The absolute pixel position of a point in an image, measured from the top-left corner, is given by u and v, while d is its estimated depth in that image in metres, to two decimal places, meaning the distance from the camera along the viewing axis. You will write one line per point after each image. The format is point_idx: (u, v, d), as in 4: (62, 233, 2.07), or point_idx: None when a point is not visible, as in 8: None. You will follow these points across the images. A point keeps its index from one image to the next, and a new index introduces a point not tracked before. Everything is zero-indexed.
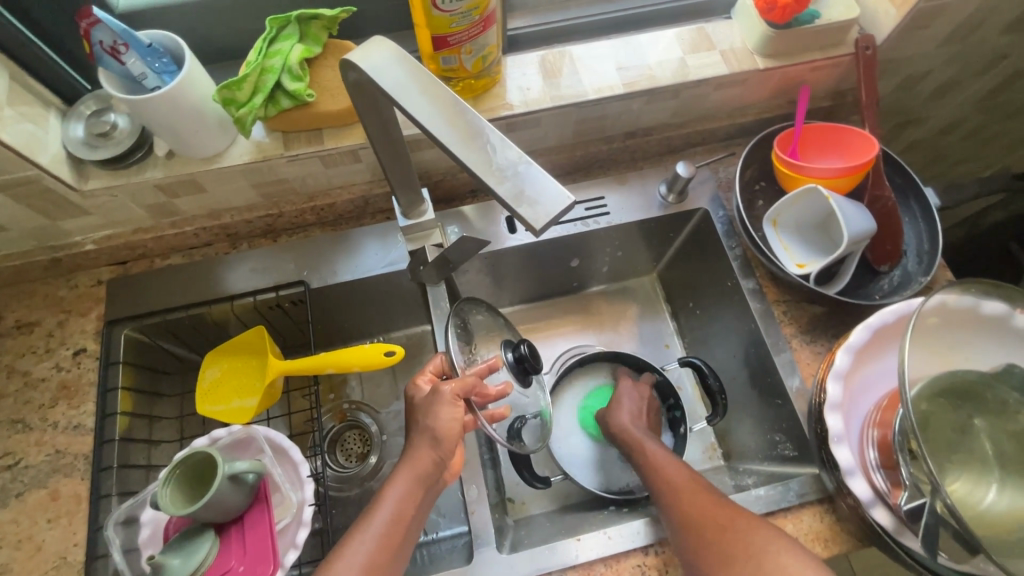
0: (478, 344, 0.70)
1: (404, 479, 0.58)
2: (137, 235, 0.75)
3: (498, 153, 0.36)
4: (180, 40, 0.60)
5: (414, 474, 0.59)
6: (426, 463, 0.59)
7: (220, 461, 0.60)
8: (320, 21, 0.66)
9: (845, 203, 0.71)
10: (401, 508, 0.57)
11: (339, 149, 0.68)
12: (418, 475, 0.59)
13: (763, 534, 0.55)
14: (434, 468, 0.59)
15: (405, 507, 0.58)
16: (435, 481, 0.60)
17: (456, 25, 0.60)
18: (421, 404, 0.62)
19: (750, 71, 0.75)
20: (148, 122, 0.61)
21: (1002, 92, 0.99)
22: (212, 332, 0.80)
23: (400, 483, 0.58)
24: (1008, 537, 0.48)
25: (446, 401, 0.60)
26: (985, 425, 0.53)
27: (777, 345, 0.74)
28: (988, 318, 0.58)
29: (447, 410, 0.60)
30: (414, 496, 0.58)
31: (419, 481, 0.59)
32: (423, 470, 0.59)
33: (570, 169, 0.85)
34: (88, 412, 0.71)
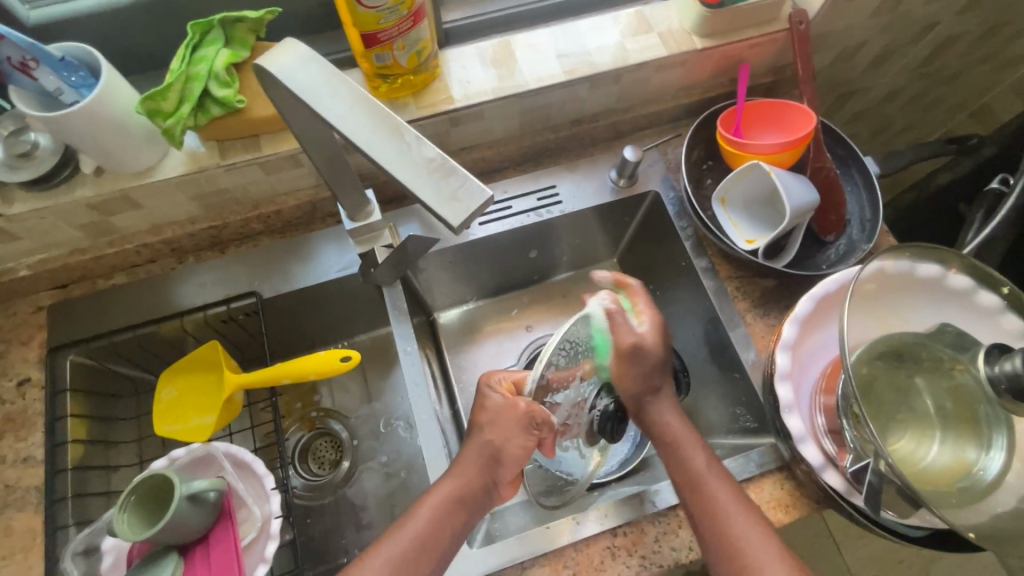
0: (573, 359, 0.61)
1: (447, 490, 0.60)
2: (76, 256, 0.73)
3: (416, 150, 0.36)
4: (96, 51, 0.58)
5: (458, 489, 0.60)
6: (472, 477, 0.61)
7: (176, 482, 0.59)
8: (245, 23, 0.64)
9: (787, 177, 0.72)
10: (440, 524, 0.58)
11: (278, 155, 0.67)
12: (461, 488, 0.60)
13: (738, 503, 0.59)
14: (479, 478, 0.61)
15: (441, 525, 0.58)
16: (483, 495, 0.61)
17: (385, 21, 0.59)
18: (491, 409, 0.63)
19: (688, 52, 0.75)
20: (70, 139, 0.59)
21: (937, 58, 1.02)
22: (165, 352, 0.78)
23: (442, 497, 0.60)
24: (947, 489, 0.50)
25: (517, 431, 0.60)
26: (925, 383, 0.55)
27: (732, 320, 0.75)
28: (923, 280, 0.60)
29: (513, 421, 0.60)
30: (455, 513, 0.59)
31: (462, 493, 0.60)
32: (467, 487, 0.60)
33: (521, 160, 0.85)
34: (37, 443, 0.68)
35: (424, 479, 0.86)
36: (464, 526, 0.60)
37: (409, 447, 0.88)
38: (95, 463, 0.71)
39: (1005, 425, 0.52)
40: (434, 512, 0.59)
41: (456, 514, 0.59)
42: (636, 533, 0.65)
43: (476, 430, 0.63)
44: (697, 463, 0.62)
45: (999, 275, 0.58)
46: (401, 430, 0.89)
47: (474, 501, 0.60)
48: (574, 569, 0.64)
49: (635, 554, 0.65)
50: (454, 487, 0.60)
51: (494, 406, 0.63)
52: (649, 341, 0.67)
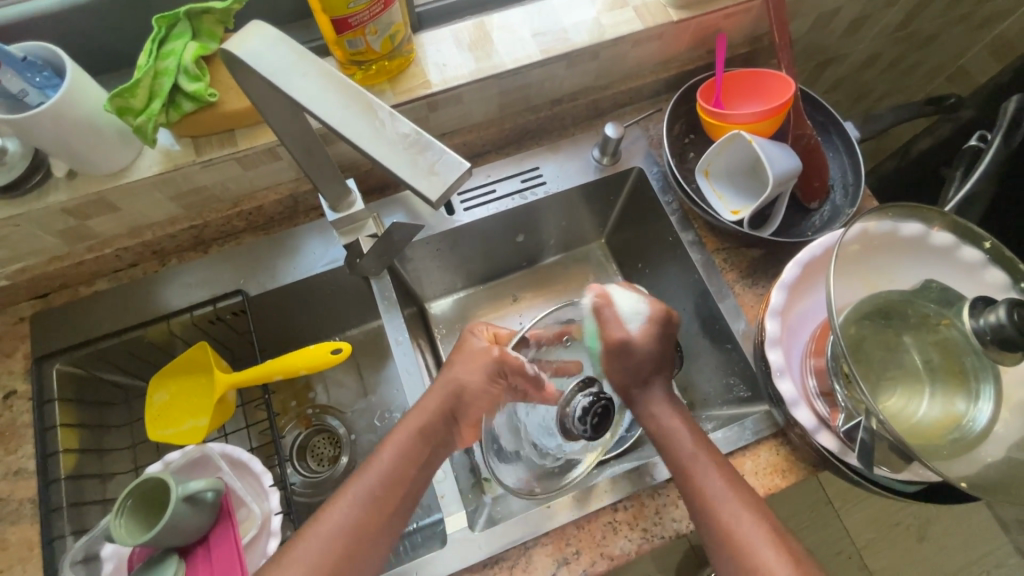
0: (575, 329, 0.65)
1: (410, 423, 0.61)
2: (54, 264, 0.71)
3: (390, 127, 0.35)
4: (59, 50, 0.56)
5: (420, 425, 0.61)
6: (432, 414, 0.62)
7: (172, 483, 0.58)
8: (212, 15, 0.62)
9: (768, 145, 0.72)
10: (398, 461, 0.59)
11: (255, 149, 0.66)
12: (422, 423, 0.61)
13: (723, 482, 0.58)
14: (438, 412, 0.62)
15: (398, 468, 0.59)
16: (442, 434, 0.62)
17: (355, 5, 0.58)
18: (467, 350, 0.65)
19: (665, 25, 0.75)
20: (38, 142, 0.57)
21: (912, 21, 1.02)
22: (154, 356, 0.77)
23: (401, 437, 0.61)
24: (938, 442, 0.51)
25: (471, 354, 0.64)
26: (913, 339, 0.56)
27: (721, 292, 0.75)
28: (906, 238, 0.61)
29: (481, 364, 0.63)
30: (415, 451, 0.60)
31: (422, 432, 0.61)
32: (427, 421, 0.61)
33: (502, 143, 0.84)
34: (28, 455, 0.68)
35: None
36: (422, 460, 0.61)
37: None
38: (89, 472, 0.70)
39: (992, 375, 0.53)
40: (392, 454, 0.59)
41: (415, 449, 0.60)
42: (637, 506, 0.66)
43: (445, 368, 0.64)
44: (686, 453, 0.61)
45: (981, 230, 0.59)
46: (399, 422, 0.89)
47: (437, 437, 0.62)
48: (577, 546, 0.64)
49: (637, 527, 0.65)
50: (415, 427, 0.61)
51: (469, 349, 0.64)
52: (638, 341, 0.66)
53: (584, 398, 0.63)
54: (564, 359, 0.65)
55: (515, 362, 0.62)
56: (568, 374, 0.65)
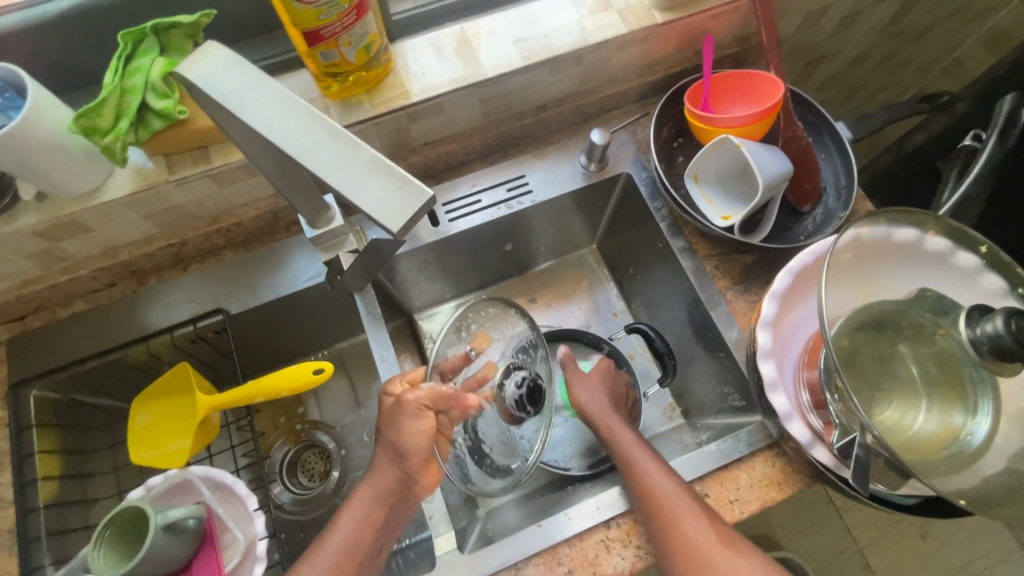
0: (483, 344, 0.69)
1: (365, 495, 0.61)
2: (27, 288, 0.69)
3: (351, 153, 0.33)
4: (18, 68, 0.54)
5: (374, 492, 0.60)
6: (388, 480, 0.61)
7: (151, 512, 0.57)
8: (180, 30, 0.61)
9: (758, 149, 0.70)
10: (359, 527, 0.59)
11: (229, 166, 0.64)
12: (379, 493, 0.60)
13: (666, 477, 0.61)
14: (393, 474, 0.61)
15: (360, 531, 0.59)
16: (402, 495, 0.61)
17: (325, 16, 0.56)
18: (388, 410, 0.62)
19: (649, 28, 0.73)
20: (2, 165, 0.55)
21: (904, 16, 1.00)
22: (135, 377, 0.75)
23: (357, 505, 0.60)
24: (934, 457, 0.49)
25: (411, 411, 0.60)
26: (909, 350, 0.54)
27: (713, 300, 0.74)
28: (900, 244, 0.59)
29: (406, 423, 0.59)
30: (374, 516, 0.60)
31: (379, 500, 0.60)
32: (384, 487, 0.60)
33: (487, 151, 0.82)
34: (6, 483, 0.66)
35: None
36: (388, 523, 0.60)
37: None
38: (71, 499, 0.68)
39: (990, 387, 0.51)
40: (356, 522, 0.59)
41: (376, 515, 0.60)
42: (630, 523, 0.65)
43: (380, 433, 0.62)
44: (645, 464, 0.63)
45: (976, 234, 0.57)
46: None
47: (397, 497, 0.61)
48: (569, 565, 0.63)
49: (630, 545, 0.64)
50: (369, 499, 0.60)
51: (387, 406, 0.62)
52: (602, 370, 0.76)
53: (513, 382, 0.67)
54: (477, 371, 0.68)
55: (443, 394, 0.61)
56: (488, 382, 0.68)
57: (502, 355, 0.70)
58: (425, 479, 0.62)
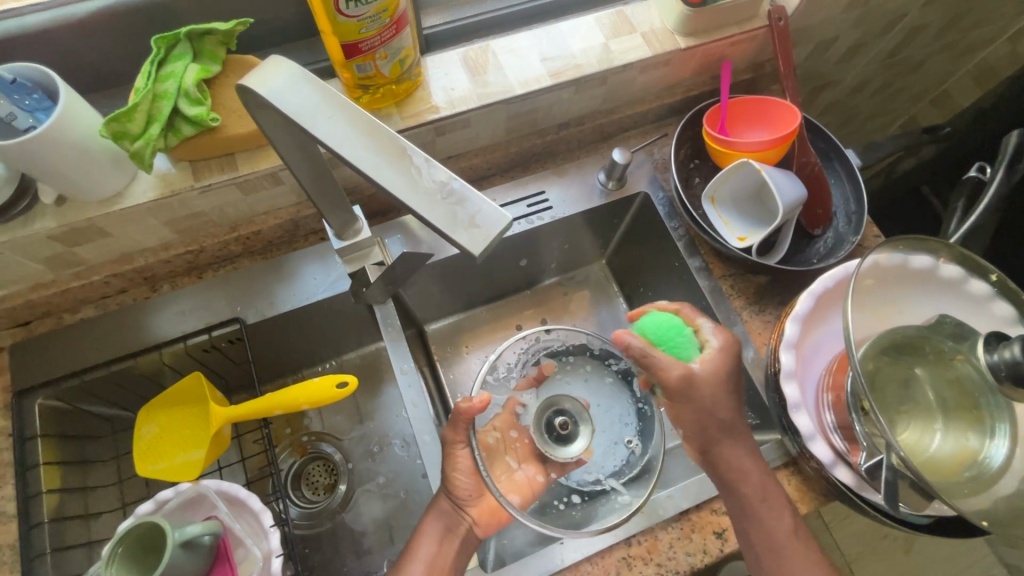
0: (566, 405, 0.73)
1: (434, 530, 0.62)
2: (36, 292, 0.67)
3: (426, 175, 0.34)
4: (53, 72, 0.53)
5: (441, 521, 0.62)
6: (446, 508, 0.63)
7: (168, 529, 0.55)
8: (214, 36, 0.60)
9: (776, 174, 0.72)
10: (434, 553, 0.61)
11: (256, 174, 0.63)
12: (445, 521, 0.63)
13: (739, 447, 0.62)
14: (456, 516, 0.63)
15: (436, 558, 0.61)
16: (463, 530, 0.62)
17: (366, 30, 0.56)
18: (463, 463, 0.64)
19: (673, 52, 0.75)
20: (28, 169, 0.54)
21: (904, 49, 1.04)
22: (144, 387, 0.73)
23: (428, 534, 0.62)
24: (953, 478, 0.51)
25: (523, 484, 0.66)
26: (926, 374, 0.56)
27: (729, 319, 0.75)
28: (916, 271, 0.61)
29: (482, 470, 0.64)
30: (445, 544, 0.61)
31: (441, 530, 0.62)
32: (448, 516, 0.63)
33: (507, 166, 0.83)
34: (8, 496, 0.64)
35: (425, 497, 0.83)
36: (460, 556, 0.61)
37: (407, 466, 0.85)
38: (73, 513, 0.66)
39: (1006, 413, 0.53)
40: (432, 549, 0.61)
41: (448, 550, 0.61)
42: (651, 540, 0.65)
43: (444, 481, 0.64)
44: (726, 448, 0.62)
45: (987, 263, 0.59)
46: (398, 449, 0.86)
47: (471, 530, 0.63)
48: None
49: (651, 563, 0.64)
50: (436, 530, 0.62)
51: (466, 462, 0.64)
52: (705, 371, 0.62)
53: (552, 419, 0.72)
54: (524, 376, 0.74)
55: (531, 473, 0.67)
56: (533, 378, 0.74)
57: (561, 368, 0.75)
58: (481, 518, 0.63)
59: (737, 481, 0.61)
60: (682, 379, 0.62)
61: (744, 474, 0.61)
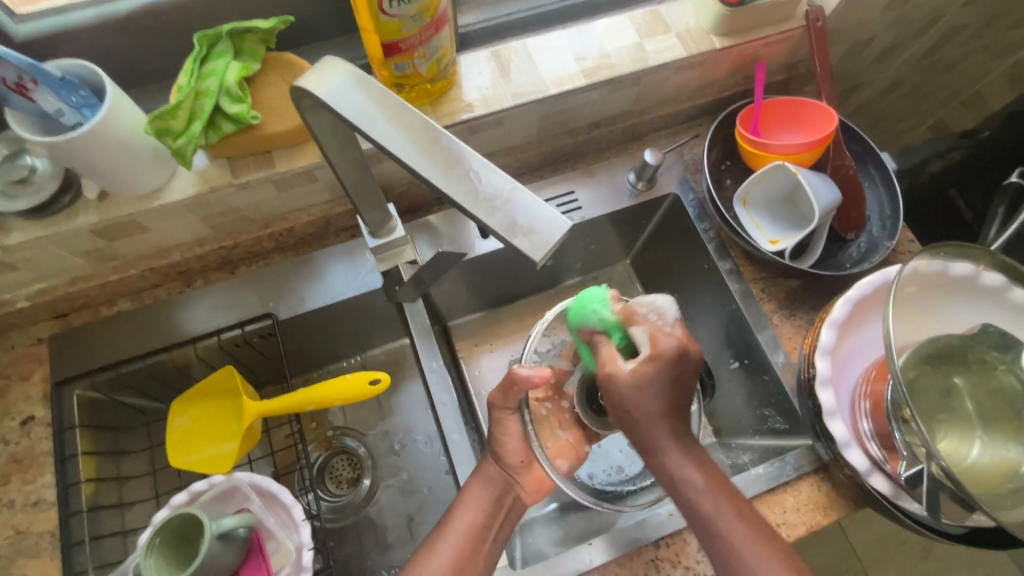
0: None
1: (479, 497, 0.61)
2: (76, 285, 0.69)
3: (484, 180, 0.34)
4: (99, 70, 0.54)
5: (485, 489, 0.62)
6: (495, 479, 0.63)
7: (205, 521, 0.56)
8: (255, 34, 0.61)
9: (811, 177, 0.72)
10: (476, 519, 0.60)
11: (293, 172, 0.64)
12: (491, 492, 0.62)
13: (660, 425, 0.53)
14: (505, 485, 0.63)
15: (477, 526, 0.60)
16: (510, 501, 0.62)
17: (407, 30, 0.56)
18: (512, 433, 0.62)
19: (708, 52, 0.74)
20: (73, 165, 0.55)
21: (939, 50, 1.02)
22: (177, 380, 0.74)
23: (473, 499, 0.62)
24: (995, 489, 0.50)
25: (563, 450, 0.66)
26: (966, 383, 0.55)
27: (760, 323, 0.75)
28: (957, 278, 0.60)
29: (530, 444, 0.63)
30: (487, 512, 0.61)
31: (489, 498, 0.62)
32: (494, 485, 0.62)
33: (536, 165, 0.83)
34: (48, 484, 0.65)
35: (448, 494, 0.84)
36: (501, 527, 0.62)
37: (430, 462, 0.86)
38: (107, 502, 0.67)
39: None
40: (475, 517, 0.60)
41: (492, 520, 0.61)
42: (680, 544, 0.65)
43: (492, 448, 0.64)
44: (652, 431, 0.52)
45: None
46: (421, 445, 0.86)
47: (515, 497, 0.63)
48: None
49: (680, 565, 0.64)
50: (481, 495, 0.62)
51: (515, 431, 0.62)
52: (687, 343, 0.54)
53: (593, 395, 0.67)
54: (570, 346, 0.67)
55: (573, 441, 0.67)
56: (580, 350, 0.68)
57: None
58: (529, 487, 0.64)
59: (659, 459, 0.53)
60: (672, 349, 0.53)
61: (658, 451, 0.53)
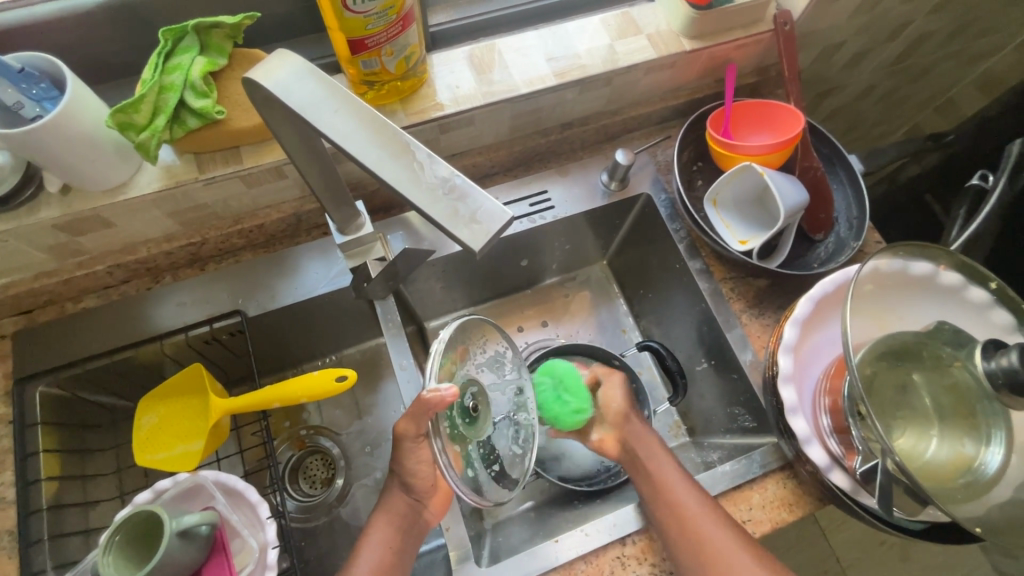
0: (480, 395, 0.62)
1: (385, 523, 0.62)
2: (39, 280, 0.68)
3: (428, 169, 0.34)
4: (60, 62, 0.54)
5: (391, 518, 0.62)
6: (401, 507, 0.63)
7: (166, 518, 0.56)
8: (222, 29, 0.61)
9: (778, 177, 0.73)
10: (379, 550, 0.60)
11: (260, 168, 0.63)
12: (397, 518, 0.62)
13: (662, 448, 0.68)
14: (413, 509, 0.63)
15: (384, 554, 0.60)
16: (416, 523, 0.63)
17: (373, 26, 0.56)
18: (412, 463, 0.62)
19: (678, 54, 0.75)
20: (33, 157, 0.54)
21: (909, 56, 1.04)
22: (144, 377, 0.73)
23: (378, 529, 0.62)
24: (949, 483, 0.51)
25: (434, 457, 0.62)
26: (923, 380, 0.56)
27: (728, 321, 0.75)
28: (916, 277, 0.61)
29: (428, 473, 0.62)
30: (394, 541, 0.61)
31: (397, 525, 0.62)
32: (399, 514, 0.62)
33: (511, 165, 0.83)
34: (8, 482, 0.64)
35: None
36: (410, 549, 0.62)
37: None
38: (71, 500, 0.66)
39: (1003, 421, 0.53)
40: (375, 552, 0.60)
41: (398, 544, 0.61)
42: (645, 541, 0.65)
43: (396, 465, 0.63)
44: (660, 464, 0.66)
45: (986, 270, 0.60)
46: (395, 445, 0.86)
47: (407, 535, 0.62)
48: None
49: (645, 563, 0.64)
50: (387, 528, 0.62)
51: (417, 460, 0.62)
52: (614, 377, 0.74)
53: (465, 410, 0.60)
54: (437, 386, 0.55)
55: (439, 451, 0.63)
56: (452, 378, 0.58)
57: (475, 362, 0.63)
58: (435, 505, 0.64)
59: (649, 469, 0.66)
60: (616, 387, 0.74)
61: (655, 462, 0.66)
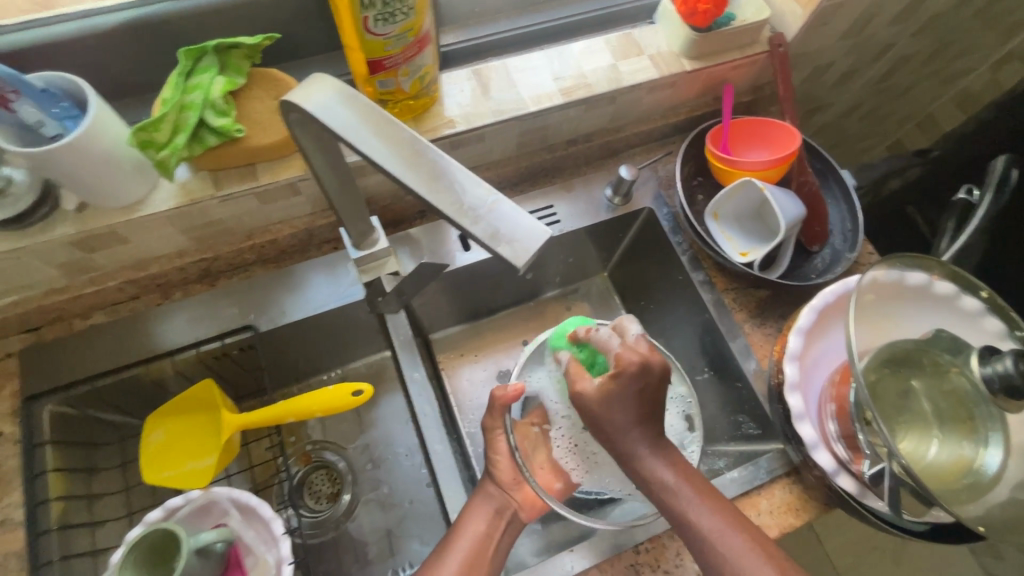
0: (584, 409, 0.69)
1: (482, 510, 0.64)
2: (50, 297, 0.68)
3: (469, 190, 0.36)
4: (84, 82, 0.54)
5: (490, 506, 0.65)
6: (493, 497, 0.65)
7: (183, 535, 0.55)
8: (240, 50, 0.62)
9: (777, 192, 0.76)
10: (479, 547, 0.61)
11: (276, 184, 0.64)
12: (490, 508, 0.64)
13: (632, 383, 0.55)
14: (503, 500, 0.66)
15: (482, 544, 0.62)
16: (509, 514, 0.65)
17: (391, 48, 0.58)
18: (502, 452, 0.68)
19: (679, 74, 0.78)
20: (52, 175, 0.54)
21: (893, 75, 1.09)
22: (153, 394, 0.73)
23: (476, 518, 0.63)
24: (951, 483, 0.53)
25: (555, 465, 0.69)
26: (922, 386, 0.58)
27: (732, 331, 0.77)
28: (912, 287, 0.64)
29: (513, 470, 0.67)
30: (491, 531, 0.63)
31: (490, 521, 0.64)
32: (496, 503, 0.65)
33: (516, 180, 0.85)
34: (15, 503, 0.63)
35: (428, 505, 0.83)
36: (504, 539, 0.63)
37: (410, 476, 0.85)
38: (79, 521, 0.65)
39: (999, 423, 0.56)
40: (470, 544, 0.61)
41: (493, 532, 0.63)
42: (658, 549, 0.66)
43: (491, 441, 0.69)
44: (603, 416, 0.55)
45: (977, 279, 0.63)
46: (402, 458, 0.86)
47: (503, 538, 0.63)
48: None
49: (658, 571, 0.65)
50: (484, 523, 0.63)
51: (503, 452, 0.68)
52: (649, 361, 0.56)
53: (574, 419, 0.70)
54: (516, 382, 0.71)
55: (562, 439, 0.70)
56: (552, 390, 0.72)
57: None
58: (525, 503, 0.67)
59: (610, 421, 0.55)
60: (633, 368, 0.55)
61: (601, 417, 0.55)
